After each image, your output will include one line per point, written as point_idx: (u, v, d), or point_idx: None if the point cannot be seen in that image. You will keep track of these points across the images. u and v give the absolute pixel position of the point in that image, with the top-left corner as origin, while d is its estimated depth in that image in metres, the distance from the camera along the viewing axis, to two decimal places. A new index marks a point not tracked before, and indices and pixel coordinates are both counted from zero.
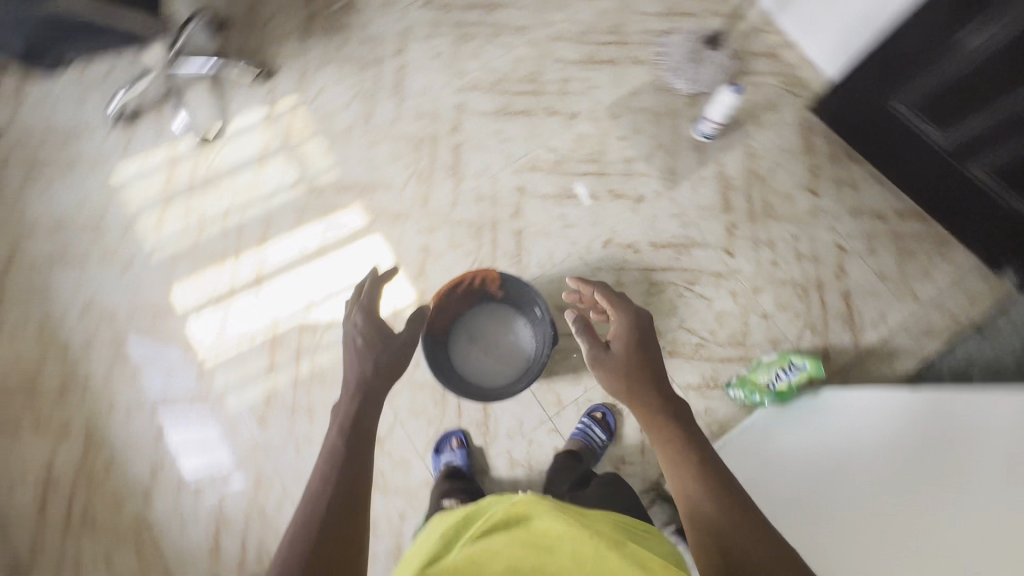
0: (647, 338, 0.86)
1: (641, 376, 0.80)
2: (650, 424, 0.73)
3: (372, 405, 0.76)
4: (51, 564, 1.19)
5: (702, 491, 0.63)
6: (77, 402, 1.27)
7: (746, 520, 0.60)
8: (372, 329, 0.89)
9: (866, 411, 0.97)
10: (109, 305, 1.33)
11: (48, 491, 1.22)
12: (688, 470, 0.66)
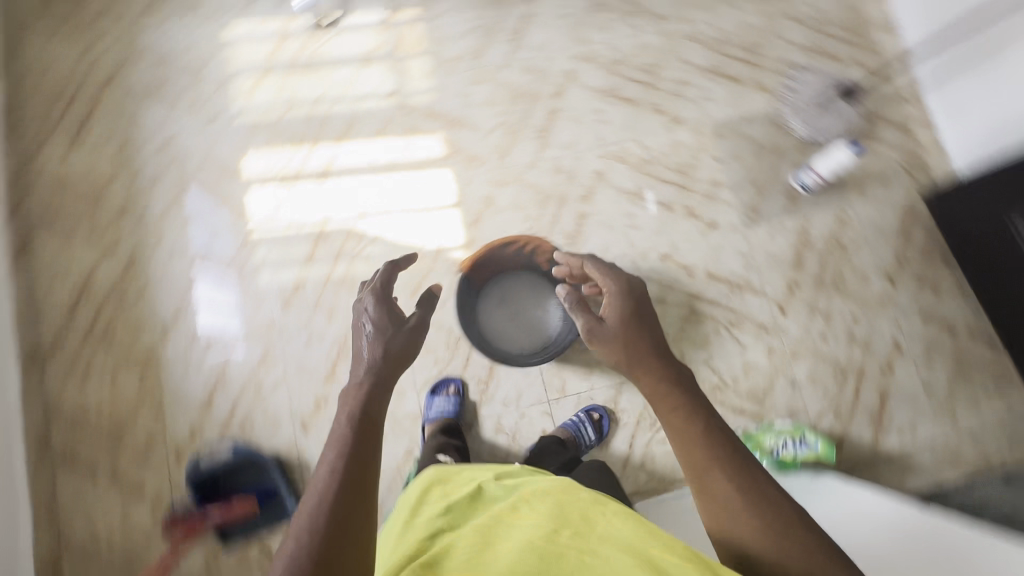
0: (640, 311, 0.83)
1: (637, 346, 0.76)
2: (651, 399, 0.69)
3: (385, 386, 0.72)
4: (65, 362, 1.27)
5: (704, 474, 0.61)
6: (130, 228, 1.34)
7: (767, 505, 0.58)
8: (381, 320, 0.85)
9: (856, 512, 0.96)
10: (185, 149, 1.38)
11: (82, 297, 1.31)
12: (687, 452, 0.62)
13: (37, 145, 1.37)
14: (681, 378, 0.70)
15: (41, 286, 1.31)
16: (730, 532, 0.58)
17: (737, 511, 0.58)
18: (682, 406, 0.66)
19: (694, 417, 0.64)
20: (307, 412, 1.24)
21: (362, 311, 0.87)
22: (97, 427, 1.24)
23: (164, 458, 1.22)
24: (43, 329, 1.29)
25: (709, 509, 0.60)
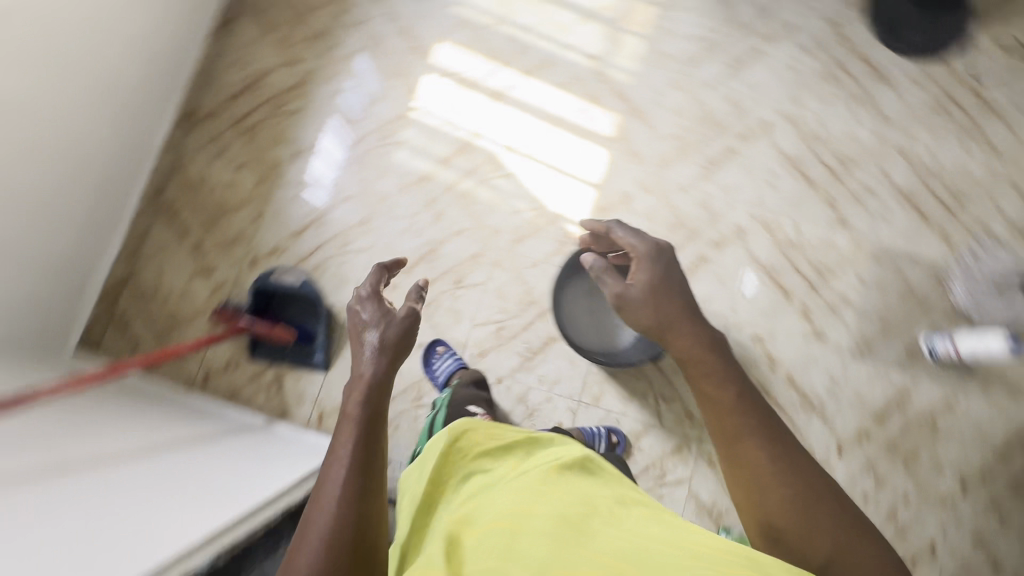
0: (667, 281, 0.88)
1: (666, 317, 0.85)
2: (690, 362, 0.79)
3: (382, 381, 0.74)
4: (206, 135, 1.36)
5: (741, 441, 0.70)
6: (314, 52, 1.40)
7: (784, 468, 0.67)
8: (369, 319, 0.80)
9: None
10: (394, 9, 1.42)
11: (246, 88, 1.39)
12: (721, 421, 0.73)
13: None
14: (705, 343, 0.81)
15: (221, 64, 1.40)
16: (762, 498, 0.66)
17: (772, 473, 0.66)
18: (710, 374, 0.77)
19: (721, 388, 0.75)
20: None
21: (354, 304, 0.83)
22: (201, 203, 1.34)
23: (239, 259, 1.30)
24: (204, 100, 1.38)
25: (738, 474, 0.69)
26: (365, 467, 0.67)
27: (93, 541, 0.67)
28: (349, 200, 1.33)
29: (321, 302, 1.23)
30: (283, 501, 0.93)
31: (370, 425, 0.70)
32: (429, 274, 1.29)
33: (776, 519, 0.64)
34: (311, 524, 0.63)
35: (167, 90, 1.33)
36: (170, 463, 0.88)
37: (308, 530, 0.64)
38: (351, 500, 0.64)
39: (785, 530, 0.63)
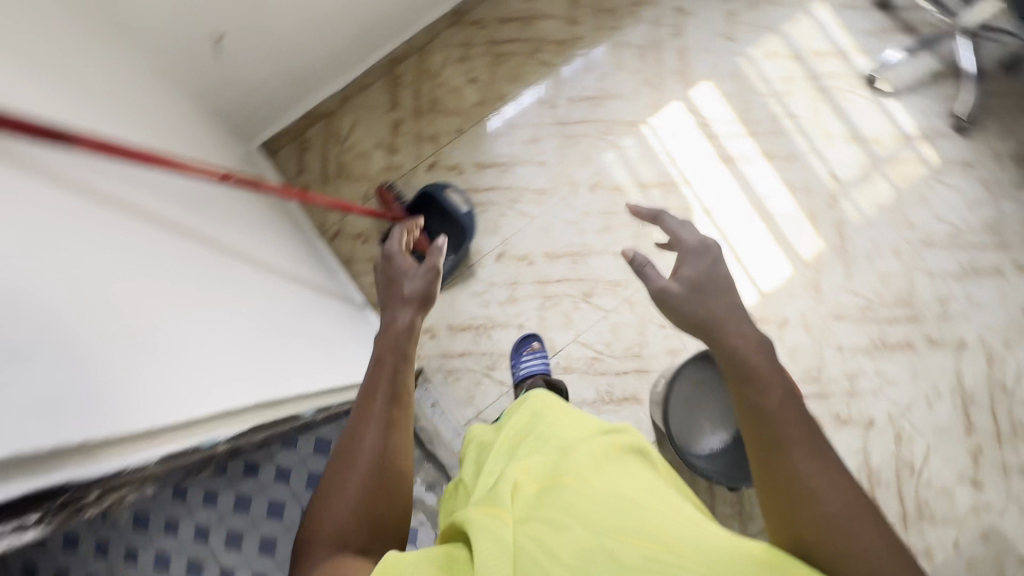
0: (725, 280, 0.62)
1: (722, 318, 0.57)
2: (738, 370, 0.53)
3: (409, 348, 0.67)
4: (461, 37, 1.39)
5: (779, 451, 0.49)
6: (593, 22, 1.39)
7: (835, 485, 0.48)
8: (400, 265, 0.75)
9: None
10: (685, 26, 1.38)
11: (517, 18, 1.40)
12: (751, 417, 0.51)
13: None
14: (760, 347, 0.55)
15: None
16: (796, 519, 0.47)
17: (813, 490, 0.47)
18: (745, 372, 0.52)
19: (762, 380, 0.52)
20: (511, 252, 1.28)
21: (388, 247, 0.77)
22: (422, 92, 1.37)
23: (422, 155, 1.34)
24: (479, 7, 1.41)
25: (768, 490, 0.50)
26: (388, 446, 0.60)
27: (221, 282, 0.65)
28: (542, 166, 1.33)
29: (468, 237, 1.22)
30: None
31: (396, 397, 0.63)
32: (567, 271, 1.27)
33: (810, 545, 0.46)
34: (349, 443, 0.60)
35: None
36: (308, 296, 0.91)
37: (344, 445, 0.60)
38: (388, 433, 0.60)
39: (818, 560, 0.46)
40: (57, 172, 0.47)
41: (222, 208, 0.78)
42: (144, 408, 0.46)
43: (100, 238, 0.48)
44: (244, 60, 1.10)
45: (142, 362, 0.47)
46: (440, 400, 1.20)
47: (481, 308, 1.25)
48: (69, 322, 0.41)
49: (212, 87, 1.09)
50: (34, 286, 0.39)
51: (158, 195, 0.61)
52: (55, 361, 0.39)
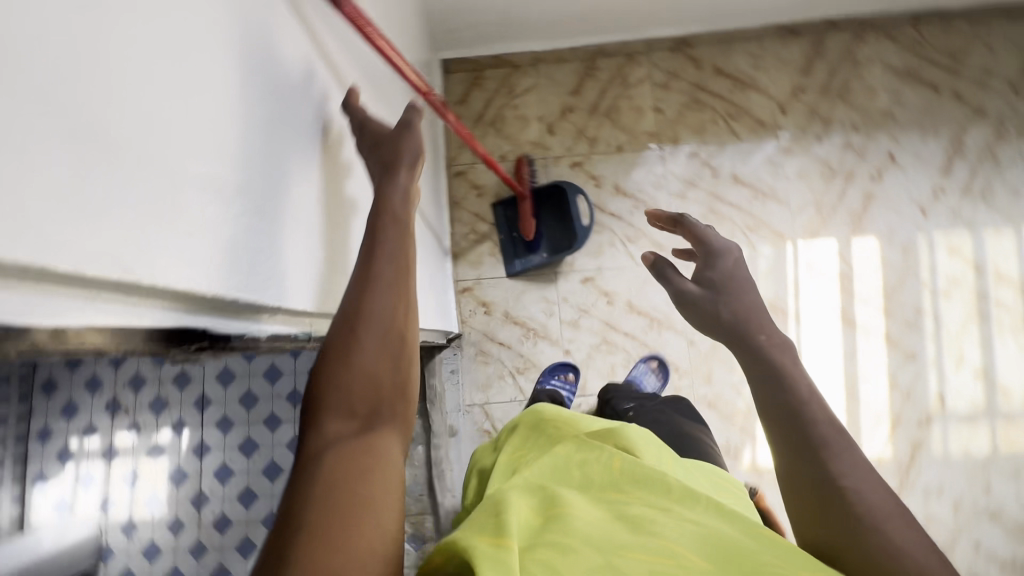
0: (748, 281, 0.51)
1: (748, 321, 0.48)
2: (770, 380, 0.44)
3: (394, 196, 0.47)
4: (674, 61, 1.32)
5: (809, 460, 0.41)
6: (804, 120, 1.30)
7: (884, 495, 0.39)
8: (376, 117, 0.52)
9: None
10: (891, 174, 1.27)
11: (735, 74, 1.32)
12: (776, 420, 0.43)
13: (904, 38, 1.31)
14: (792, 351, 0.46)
15: (749, 40, 1.32)
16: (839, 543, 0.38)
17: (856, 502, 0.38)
18: (769, 369, 0.45)
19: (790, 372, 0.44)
20: (598, 282, 1.25)
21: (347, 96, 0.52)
22: (606, 93, 1.31)
23: (573, 149, 1.30)
24: (704, 47, 1.33)
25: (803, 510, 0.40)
26: (393, 316, 0.41)
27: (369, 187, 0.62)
28: None
29: (572, 251, 1.19)
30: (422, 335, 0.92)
31: (398, 253, 0.44)
32: (637, 330, 1.23)
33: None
34: (347, 308, 0.41)
35: (702, 16, 1.28)
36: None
37: (346, 302, 0.41)
38: (393, 286, 0.42)
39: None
40: (310, 20, 0.46)
41: (394, 106, 0.77)
42: (307, 288, 0.42)
43: (317, 108, 0.46)
44: None
45: (313, 240, 0.44)
46: (460, 370, 1.20)
47: (542, 315, 1.23)
48: (281, 180, 0.38)
49: None
50: (267, 131, 0.37)
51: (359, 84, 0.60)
52: (265, 214, 0.36)
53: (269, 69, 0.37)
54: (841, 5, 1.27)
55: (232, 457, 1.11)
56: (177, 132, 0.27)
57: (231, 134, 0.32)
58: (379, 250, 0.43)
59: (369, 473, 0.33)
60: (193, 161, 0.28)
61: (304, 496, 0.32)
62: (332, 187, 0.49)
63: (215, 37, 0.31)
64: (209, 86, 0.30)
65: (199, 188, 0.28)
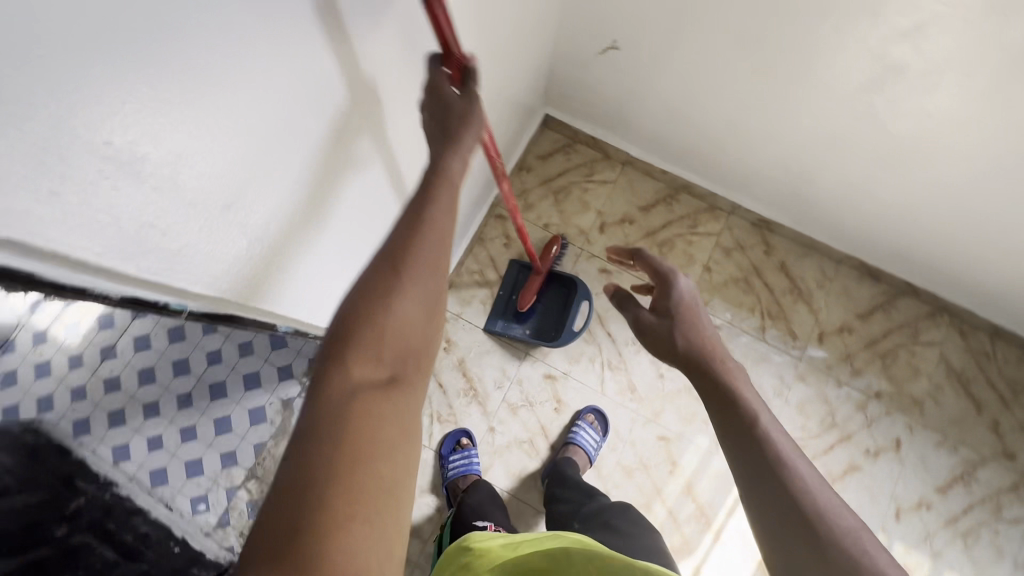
0: (694, 307, 0.60)
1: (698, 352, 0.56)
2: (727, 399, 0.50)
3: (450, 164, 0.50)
4: (749, 235, 1.30)
5: (788, 510, 0.44)
6: (835, 359, 1.24)
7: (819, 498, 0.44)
8: (446, 92, 0.54)
9: None
10: (888, 458, 1.19)
11: (795, 280, 1.28)
12: (733, 435, 0.48)
13: (975, 344, 1.23)
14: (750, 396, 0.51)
15: (828, 257, 1.29)
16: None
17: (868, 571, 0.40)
18: (721, 393, 0.51)
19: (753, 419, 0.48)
20: (557, 386, 1.21)
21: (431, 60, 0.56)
22: (669, 226, 1.31)
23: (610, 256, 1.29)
24: (783, 240, 1.30)
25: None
26: (434, 282, 0.44)
27: (362, 204, 0.64)
28: (658, 377, 1.22)
29: (550, 346, 1.17)
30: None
31: (447, 218, 0.46)
32: None
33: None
34: (386, 268, 0.43)
35: (794, 216, 1.25)
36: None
37: (386, 255, 0.43)
38: (441, 239, 0.45)
39: None
40: (351, 47, 0.46)
41: None
42: (199, 264, 0.42)
43: (322, 122, 0.48)
44: (615, 73, 1.11)
45: (238, 231, 0.44)
46: None
47: (491, 381, 1.21)
48: (225, 170, 0.39)
49: (570, 54, 1.11)
50: (229, 125, 0.37)
51: (404, 110, 0.62)
52: (179, 193, 0.36)
53: (273, 81, 0.39)
54: (933, 282, 1.21)
55: None
56: (101, 104, 0.28)
57: (174, 117, 0.33)
58: (435, 202, 0.46)
59: (392, 442, 0.37)
60: (104, 130, 0.29)
61: (326, 447, 0.35)
62: (295, 195, 0.49)
63: (215, 44, 0.33)
64: (168, 74, 0.31)
65: (99, 156, 0.29)
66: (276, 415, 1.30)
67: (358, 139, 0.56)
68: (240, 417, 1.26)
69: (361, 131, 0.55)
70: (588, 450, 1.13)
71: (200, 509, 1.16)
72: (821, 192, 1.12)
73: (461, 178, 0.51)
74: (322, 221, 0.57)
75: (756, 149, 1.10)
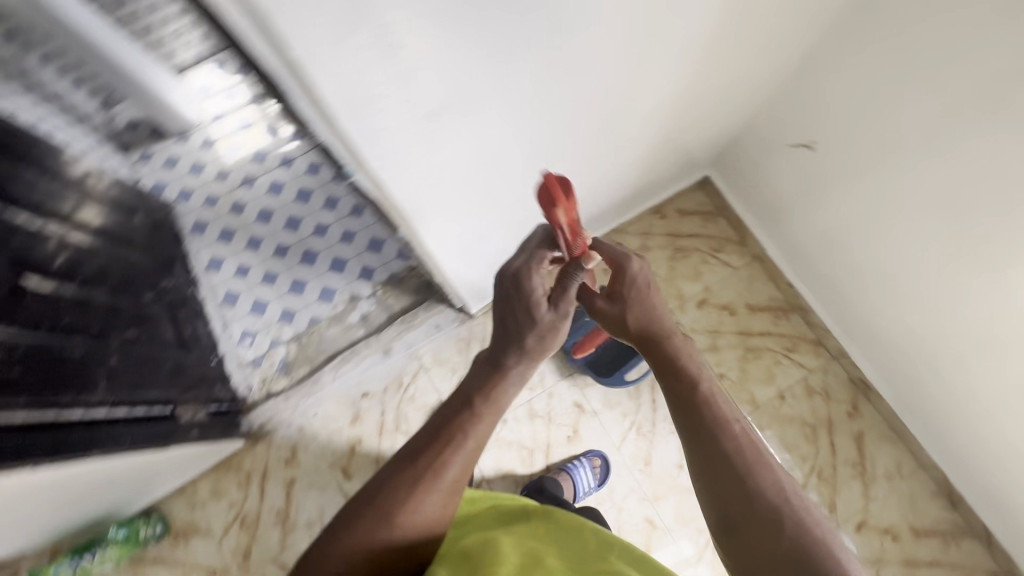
0: (645, 281, 0.69)
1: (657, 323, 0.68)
2: (676, 385, 0.64)
3: (483, 414, 0.60)
4: (839, 388, 1.23)
5: (720, 471, 0.58)
6: (862, 556, 1.14)
7: (740, 457, 0.58)
8: (531, 285, 0.60)
9: (47, 527, 1.02)
10: None
11: (862, 455, 1.19)
12: (682, 413, 0.63)
13: None
14: (693, 357, 0.66)
15: (911, 454, 1.17)
16: (733, 503, 0.57)
17: (792, 516, 0.54)
18: (671, 368, 0.65)
19: (692, 379, 0.64)
20: (581, 418, 1.21)
21: (540, 230, 0.63)
22: (765, 337, 1.27)
23: (694, 332, 1.27)
24: (874, 413, 1.21)
25: (711, 492, 0.58)
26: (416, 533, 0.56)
27: (518, 166, 0.68)
28: (676, 465, 1.18)
29: (595, 377, 1.21)
30: (447, 280, 0.98)
31: (454, 481, 0.58)
32: None
33: (746, 524, 0.55)
34: (385, 501, 0.55)
35: (898, 397, 1.15)
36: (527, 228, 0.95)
37: (391, 492, 0.56)
38: (446, 493, 0.57)
39: (787, 536, 0.53)
40: (592, 30, 0.50)
41: (611, 145, 0.81)
42: (382, 145, 0.47)
43: (534, 82, 0.52)
44: (796, 172, 1.08)
45: (422, 136, 0.49)
46: (442, 330, 1.27)
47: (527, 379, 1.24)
48: (447, 83, 0.44)
49: (761, 133, 1.10)
50: (472, 48, 0.42)
51: (593, 108, 0.65)
52: (403, 82, 0.41)
53: (522, 27, 0.44)
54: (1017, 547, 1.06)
55: (291, 202, 1.34)
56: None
57: (442, 20, 0.38)
58: (442, 469, 0.57)
59: None
60: (389, 14, 0.35)
61: None
62: (480, 130, 0.54)
63: None
64: None
65: (374, 31, 0.35)
66: (341, 304, 1.28)
67: (549, 113, 0.60)
68: (313, 288, 1.29)
69: (556, 104, 0.59)
70: (576, 486, 1.12)
71: (244, 341, 1.25)
72: (941, 389, 1.02)
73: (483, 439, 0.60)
74: (482, 166, 0.62)
75: (896, 314, 1.03)
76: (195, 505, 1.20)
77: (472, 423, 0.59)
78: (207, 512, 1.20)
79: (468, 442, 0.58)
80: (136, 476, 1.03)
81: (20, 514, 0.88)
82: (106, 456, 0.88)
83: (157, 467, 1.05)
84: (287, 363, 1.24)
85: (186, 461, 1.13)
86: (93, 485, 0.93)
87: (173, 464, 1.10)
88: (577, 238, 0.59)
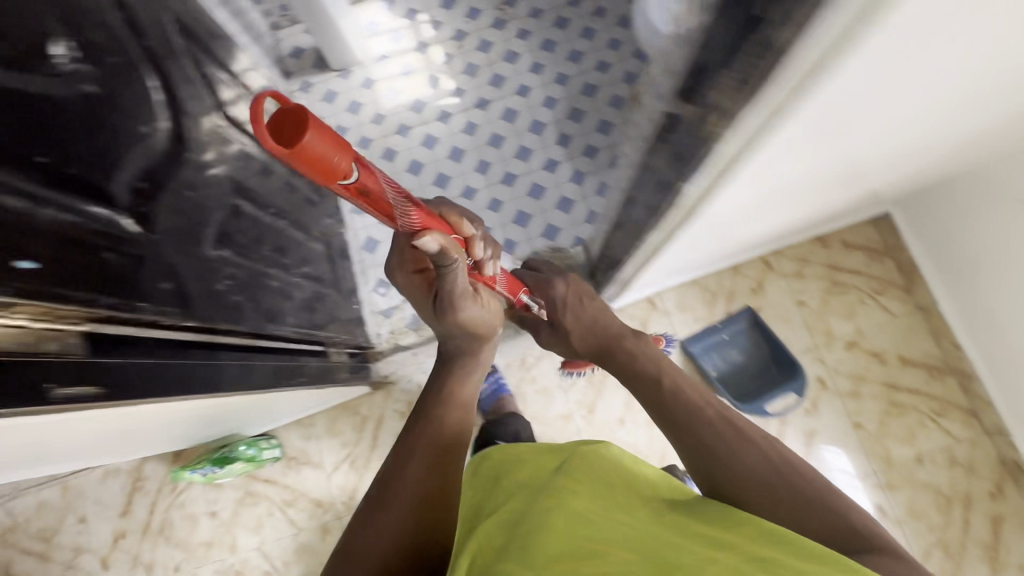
0: (571, 300, 0.85)
1: (599, 333, 0.81)
2: (640, 386, 0.73)
3: (453, 391, 0.76)
4: (985, 466, 1.14)
5: (698, 454, 0.63)
6: None
7: (717, 439, 0.63)
8: (415, 283, 0.67)
9: (192, 437, 1.09)
10: None
11: (999, 542, 1.10)
12: (658, 411, 0.69)
13: None
14: (645, 353, 0.76)
15: None
16: (722, 471, 0.60)
17: (784, 477, 0.58)
18: (637, 375, 0.74)
19: (656, 378, 0.72)
20: None
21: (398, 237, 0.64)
22: (914, 394, 1.19)
23: (836, 374, 1.20)
24: (1019, 500, 1.12)
25: (704, 474, 0.62)
26: (422, 499, 0.69)
27: (809, 173, 0.65)
28: None
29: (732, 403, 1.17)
30: (639, 263, 0.97)
31: (440, 449, 0.72)
32: None
33: (738, 488, 0.59)
34: (392, 475, 0.70)
35: None
36: (737, 231, 0.91)
37: (394, 471, 0.71)
38: (433, 457, 0.71)
39: (780, 493, 0.57)
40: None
41: (881, 171, 0.76)
42: (826, 96, 0.43)
43: (926, 94, 0.48)
44: (1013, 233, 0.96)
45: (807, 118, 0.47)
46: None
47: None
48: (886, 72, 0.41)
49: (981, 179, 0.96)
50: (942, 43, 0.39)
51: (923, 132, 0.60)
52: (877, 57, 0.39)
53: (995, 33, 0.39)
54: None
55: (442, 159, 1.32)
56: None
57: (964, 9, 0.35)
58: (424, 438, 0.72)
59: None
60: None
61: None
62: (839, 127, 0.51)
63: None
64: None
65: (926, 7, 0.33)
66: None
67: (893, 128, 0.55)
68: None
69: (906, 121, 0.54)
70: None
71: (379, 291, 1.25)
72: None
73: (461, 411, 0.77)
74: (793, 165, 0.59)
75: None
76: (309, 436, 1.24)
77: (443, 399, 0.76)
78: (320, 447, 1.24)
79: (439, 411, 0.75)
80: (274, 407, 1.07)
81: (178, 427, 0.94)
82: (287, 387, 0.88)
83: (293, 402, 1.09)
84: (417, 320, 1.23)
85: (316, 399, 1.15)
86: (239, 409, 0.95)
87: (306, 400, 1.12)
88: (409, 220, 0.52)
